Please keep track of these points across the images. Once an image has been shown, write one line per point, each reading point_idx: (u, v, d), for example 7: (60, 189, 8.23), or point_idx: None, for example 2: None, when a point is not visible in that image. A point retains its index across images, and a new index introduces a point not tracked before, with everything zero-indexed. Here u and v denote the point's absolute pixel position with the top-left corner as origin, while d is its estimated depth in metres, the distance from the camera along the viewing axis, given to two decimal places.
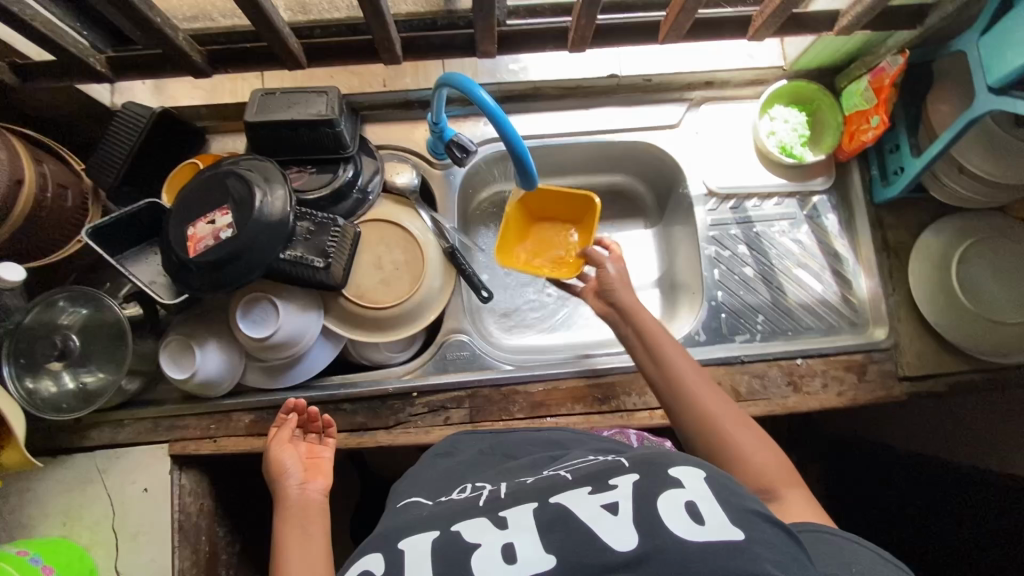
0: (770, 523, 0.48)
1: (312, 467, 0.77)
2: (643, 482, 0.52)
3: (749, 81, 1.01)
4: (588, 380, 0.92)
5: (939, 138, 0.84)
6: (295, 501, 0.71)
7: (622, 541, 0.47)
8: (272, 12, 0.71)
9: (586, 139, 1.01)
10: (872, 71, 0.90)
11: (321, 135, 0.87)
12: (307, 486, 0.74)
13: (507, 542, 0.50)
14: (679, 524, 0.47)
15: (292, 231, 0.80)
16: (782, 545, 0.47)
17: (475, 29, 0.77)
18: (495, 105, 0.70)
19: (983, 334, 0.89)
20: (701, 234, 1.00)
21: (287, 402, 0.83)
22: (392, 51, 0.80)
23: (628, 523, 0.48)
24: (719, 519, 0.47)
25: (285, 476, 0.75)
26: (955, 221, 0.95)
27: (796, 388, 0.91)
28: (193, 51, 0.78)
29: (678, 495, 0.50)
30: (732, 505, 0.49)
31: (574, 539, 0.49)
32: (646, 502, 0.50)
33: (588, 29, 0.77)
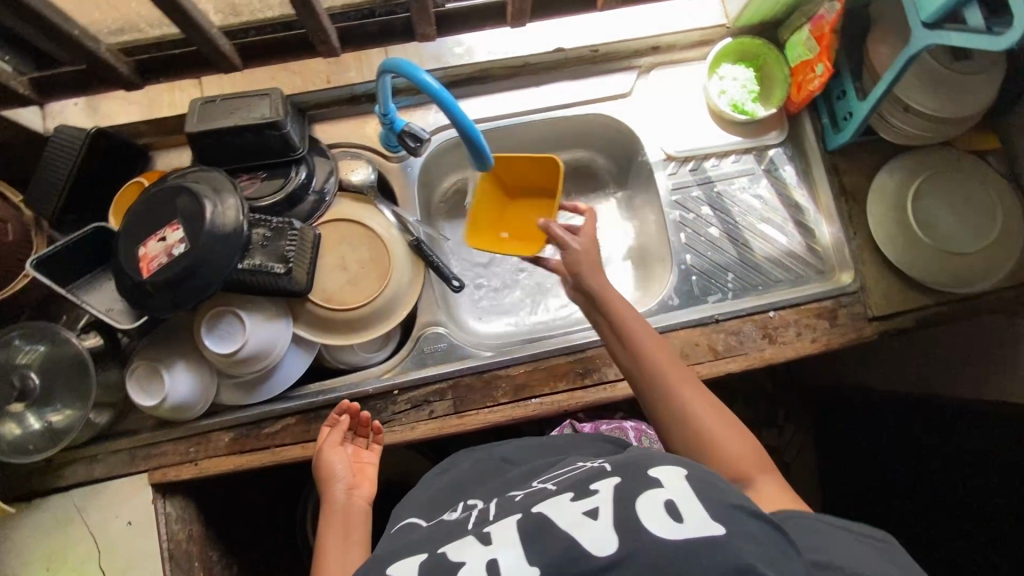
0: (752, 516, 0.49)
1: (358, 472, 0.79)
2: (624, 485, 0.53)
3: (695, 42, 1.01)
4: (569, 357, 0.92)
5: (882, 78, 0.85)
6: (343, 507, 0.74)
7: (600, 547, 0.48)
8: (199, 17, 0.68)
9: (540, 117, 1.01)
10: (812, 20, 0.90)
11: (267, 138, 0.84)
12: (353, 492, 0.77)
13: (491, 559, 0.51)
14: (658, 525, 0.48)
15: (247, 240, 0.78)
16: (765, 537, 0.48)
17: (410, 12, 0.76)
18: (440, 87, 0.67)
19: (943, 266, 0.93)
20: (664, 200, 1.00)
21: (341, 403, 0.84)
22: (329, 43, 0.77)
23: (608, 528, 0.49)
24: (697, 514, 0.48)
25: (333, 482, 0.77)
26: (906, 160, 0.97)
27: (771, 340, 0.93)
28: (118, 62, 0.74)
29: (658, 495, 0.51)
30: (714, 501, 0.50)
31: (556, 548, 0.49)
32: (626, 505, 0.50)
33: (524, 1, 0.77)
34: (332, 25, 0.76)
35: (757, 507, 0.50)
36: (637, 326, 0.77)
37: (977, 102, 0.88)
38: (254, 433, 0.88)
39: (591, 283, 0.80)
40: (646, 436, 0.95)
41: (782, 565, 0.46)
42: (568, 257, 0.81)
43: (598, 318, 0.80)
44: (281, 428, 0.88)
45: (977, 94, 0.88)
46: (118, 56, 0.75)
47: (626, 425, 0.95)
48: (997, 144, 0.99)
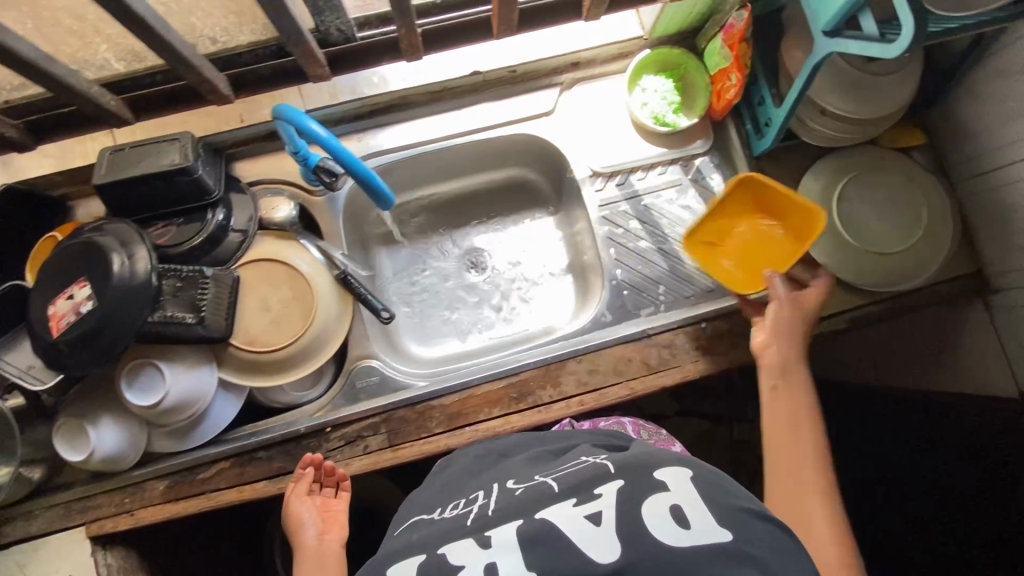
0: (761, 518, 0.51)
1: (328, 518, 0.81)
2: (629, 488, 0.54)
3: (614, 55, 1.00)
4: (503, 383, 0.92)
5: (794, 84, 0.85)
6: (315, 554, 0.77)
7: (604, 555, 0.49)
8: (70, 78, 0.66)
9: (464, 140, 1.00)
10: (723, 29, 0.90)
11: (178, 184, 0.83)
12: (325, 537, 0.79)
13: (490, 563, 0.52)
14: (669, 533, 0.50)
15: (157, 291, 0.77)
16: (773, 540, 0.50)
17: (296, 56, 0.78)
18: (327, 134, 0.68)
19: (873, 267, 0.93)
20: (593, 216, 1.00)
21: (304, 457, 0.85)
22: (218, 91, 0.76)
23: (611, 534, 0.51)
24: (704, 520, 0.50)
25: (301, 530, 0.80)
26: (831, 162, 0.97)
27: (705, 351, 0.92)
28: (4, 127, 0.74)
29: (663, 499, 0.52)
30: (720, 506, 0.52)
31: (559, 553, 0.51)
32: (630, 511, 0.52)
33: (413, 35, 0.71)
34: (221, 73, 0.75)
35: (765, 509, 0.53)
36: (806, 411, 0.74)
37: (894, 102, 0.88)
38: (188, 479, 0.88)
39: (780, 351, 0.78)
40: (645, 430, 0.90)
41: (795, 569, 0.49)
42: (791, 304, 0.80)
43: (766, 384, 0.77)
44: (215, 473, 0.88)
45: (893, 94, 0.87)
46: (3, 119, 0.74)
47: (623, 420, 0.90)
48: (922, 140, 0.99)
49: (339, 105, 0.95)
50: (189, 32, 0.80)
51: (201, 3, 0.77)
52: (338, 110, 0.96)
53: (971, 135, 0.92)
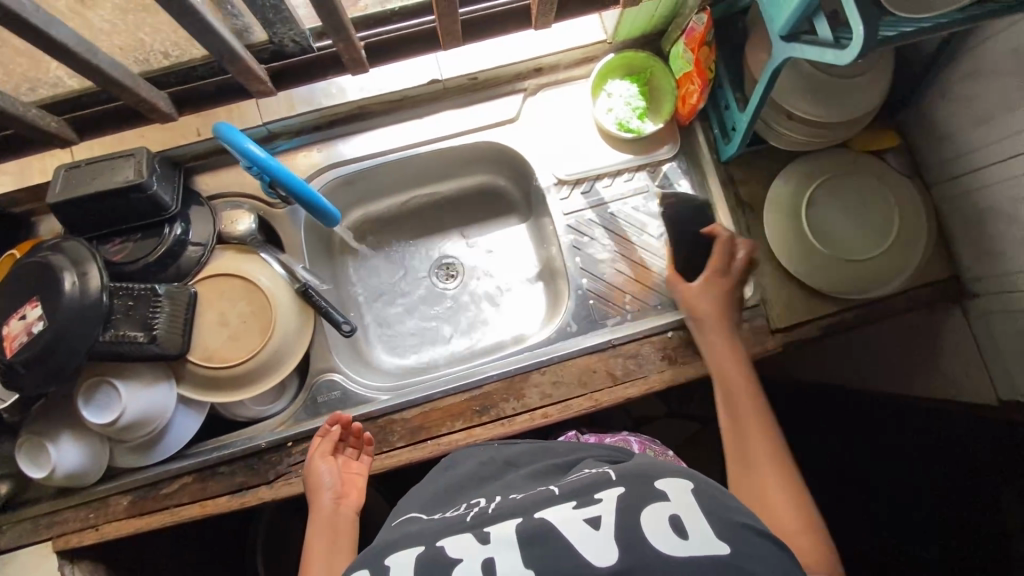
0: (761, 535, 0.50)
1: (346, 483, 0.82)
2: (628, 495, 0.53)
3: (578, 60, 0.99)
4: (465, 395, 0.91)
5: (757, 88, 0.82)
6: (330, 515, 0.78)
7: (600, 558, 0.49)
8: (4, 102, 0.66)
9: (427, 148, 0.99)
10: (684, 33, 0.88)
11: (133, 201, 0.83)
12: (342, 502, 0.80)
13: (486, 559, 0.51)
14: (662, 540, 0.49)
15: (109, 311, 0.77)
16: (771, 558, 0.48)
17: (234, 74, 0.76)
18: (265, 155, 0.69)
19: (845, 274, 0.90)
20: (558, 225, 0.98)
21: (332, 414, 0.86)
22: (158, 109, 0.75)
23: (608, 538, 0.50)
24: (702, 532, 0.49)
25: (321, 490, 0.80)
26: (800, 167, 0.94)
27: (671, 361, 0.90)
28: None
29: (661, 509, 0.51)
30: (718, 517, 0.51)
31: (553, 551, 0.50)
32: (629, 519, 0.51)
33: (353, 50, 0.74)
34: (160, 94, 0.75)
35: (767, 527, 0.51)
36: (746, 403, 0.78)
37: (860, 105, 0.85)
38: (151, 495, 0.88)
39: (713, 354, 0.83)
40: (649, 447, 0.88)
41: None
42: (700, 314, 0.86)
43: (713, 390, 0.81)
44: (178, 488, 0.88)
45: (859, 96, 0.85)
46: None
47: (629, 436, 0.89)
48: (896, 142, 0.96)
49: (298, 117, 0.94)
50: (138, 47, 0.80)
51: (147, 18, 0.76)
52: (297, 121, 0.95)
53: (942, 137, 0.89)
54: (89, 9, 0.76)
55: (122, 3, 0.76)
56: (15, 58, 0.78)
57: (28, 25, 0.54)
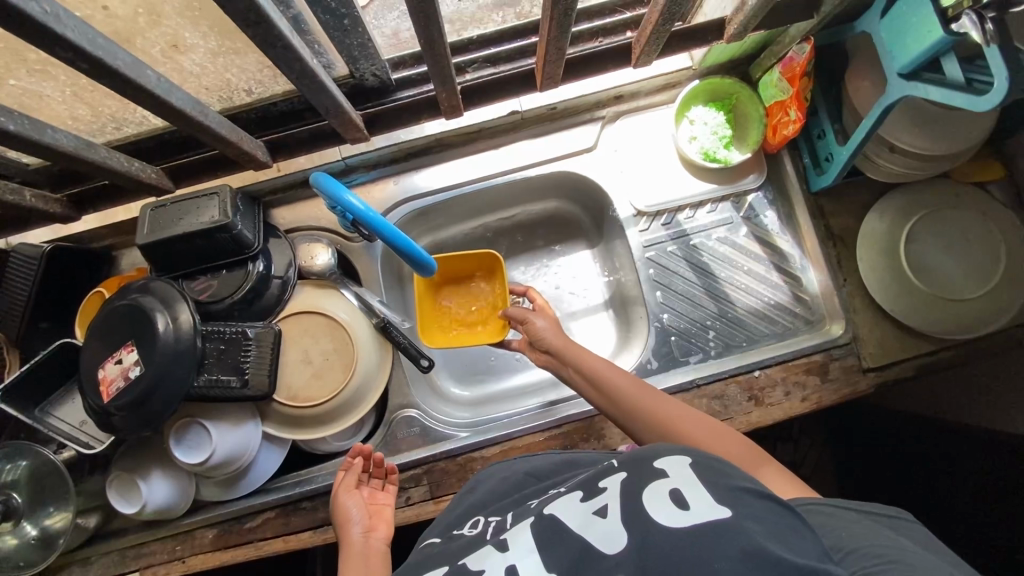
0: (760, 497, 0.49)
1: (374, 514, 0.79)
2: (630, 480, 0.55)
3: (660, 87, 0.95)
4: (546, 434, 0.90)
5: (862, 123, 0.78)
6: (361, 547, 0.75)
7: (610, 545, 0.49)
8: (108, 160, 0.66)
9: (502, 179, 0.97)
10: (781, 62, 0.83)
11: (220, 241, 0.82)
12: (371, 534, 0.77)
13: (510, 565, 0.52)
14: (663, 512, 0.49)
15: (202, 354, 0.77)
16: (771, 516, 0.48)
17: (333, 121, 0.75)
18: (367, 208, 0.67)
19: (944, 313, 0.86)
20: (637, 258, 0.95)
21: (354, 446, 0.85)
22: (254, 157, 0.75)
23: (617, 525, 0.51)
24: (703, 500, 0.49)
25: (349, 525, 0.77)
26: (896, 198, 0.90)
27: (758, 402, 0.87)
28: (49, 204, 0.74)
29: (663, 485, 0.52)
30: (718, 486, 0.50)
31: (568, 547, 0.51)
32: (631, 501, 0.52)
33: (452, 95, 0.75)
34: (255, 139, 0.74)
35: (768, 490, 0.51)
36: (602, 367, 0.78)
37: (972, 137, 0.80)
38: (235, 528, 0.89)
39: (551, 340, 0.84)
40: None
41: (792, 542, 0.46)
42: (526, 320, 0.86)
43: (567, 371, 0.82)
44: (262, 522, 0.89)
45: (971, 129, 0.80)
46: (47, 197, 0.74)
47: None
48: (1001, 173, 0.90)
49: (375, 152, 0.92)
50: (224, 87, 0.78)
51: (236, 60, 0.75)
52: (376, 155, 0.93)
53: None
54: (182, 53, 0.73)
55: (213, 46, 0.74)
56: (103, 100, 0.77)
57: (151, 94, 0.54)
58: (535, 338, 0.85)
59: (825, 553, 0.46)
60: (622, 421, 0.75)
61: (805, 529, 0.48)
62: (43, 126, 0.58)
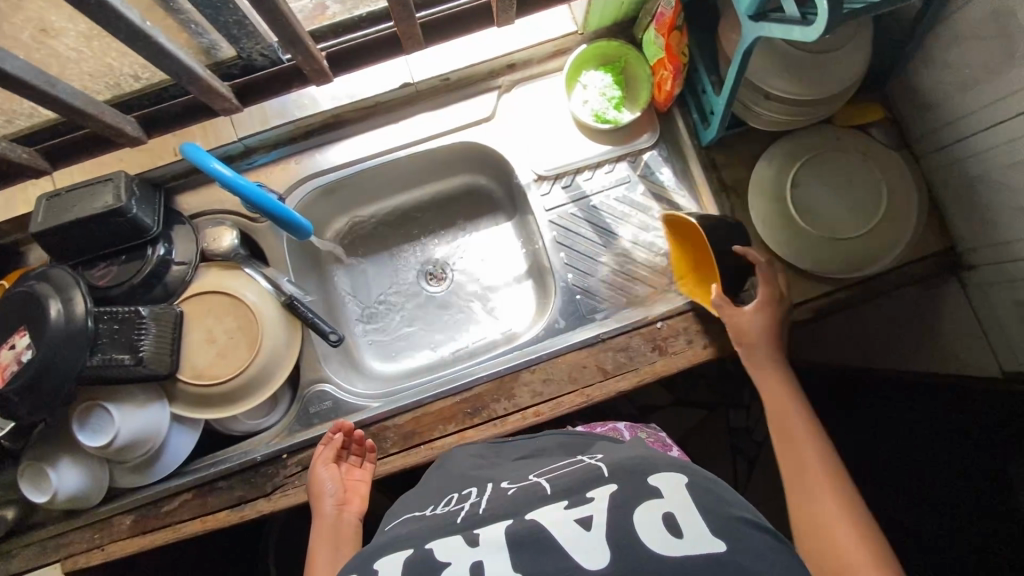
0: (760, 530, 0.50)
1: (348, 490, 0.82)
2: (621, 492, 0.54)
3: (551, 53, 0.98)
4: (457, 398, 0.91)
5: (731, 69, 0.80)
6: (333, 522, 0.79)
7: (593, 560, 0.49)
8: None
9: (405, 153, 0.98)
10: (654, 18, 0.87)
11: (115, 225, 0.83)
12: (344, 509, 0.81)
13: (476, 563, 0.51)
14: (657, 540, 0.49)
15: (95, 336, 0.77)
16: (771, 551, 0.49)
17: (196, 92, 0.76)
18: (235, 176, 0.72)
19: (832, 253, 0.89)
20: (542, 221, 0.98)
21: (337, 422, 0.87)
22: (126, 133, 0.76)
23: (600, 540, 0.50)
24: (697, 530, 0.49)
25: (322, 497, 0.81)
26: (781, 146, 0.93)
27: (662, 351, 0.89)
28: None
29: (658, 506, 0.52)
30: (715, 514, 0.51)
31: (546, 556, 0.50)
32: (621, 516, 0.51)
33: (314, 60, 0.78)
34: (126, 116, 0.76)
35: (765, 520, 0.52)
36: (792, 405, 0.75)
37: (839, 79, 0.83)
38: (152, 513, 0.89)
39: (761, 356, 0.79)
40: (641, 432, 0.87)
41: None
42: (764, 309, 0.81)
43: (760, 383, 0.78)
44: (178, 504, 0.88)
45: (838, 71, 0.83)
46: None
47: (619, 425, 0.87)
48: (882, 114, 0.94)
49: (272, 130, 0.94)
50: (108, 72, 0.80)
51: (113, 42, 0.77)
52: (272, 134, 0.95)
53: (927, 107, 0.87)
54: (53, 37, 0.75)
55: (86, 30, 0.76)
56: None
57: None
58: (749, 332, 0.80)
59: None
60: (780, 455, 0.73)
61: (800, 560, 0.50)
62: None
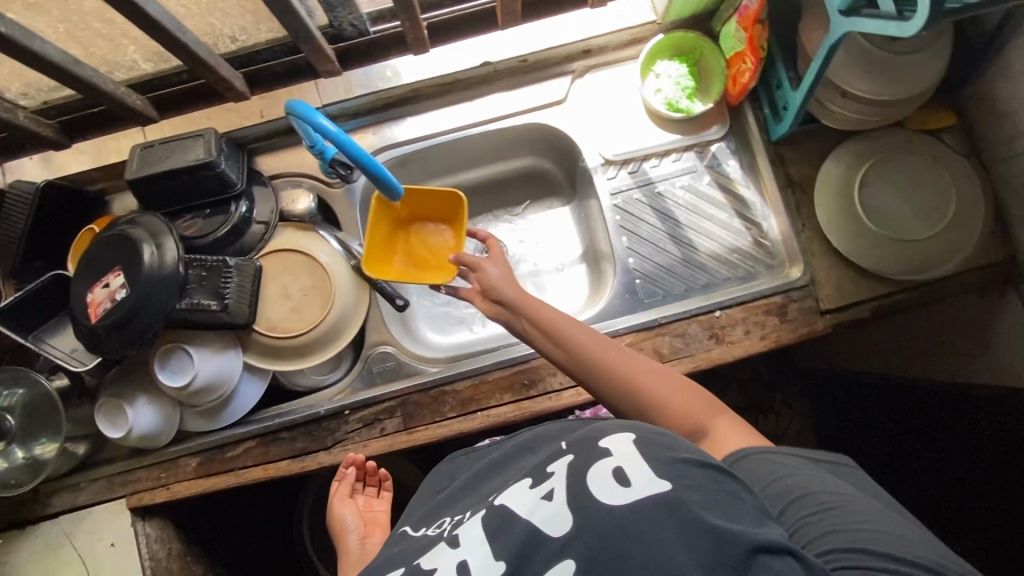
0: (700, 467, 0.47)
1: (369, 521, 0.84)
2: (578, 462, 0.51)
3: (628, 41, 1.00)
4: (515, 369, 0.93)
5: (812, 64, 0.81)
6: (359, 555, 0.79)
7: (556, 527, 0.46)
8: (96, 79, 0.74)
9: (477, 131, 1.01)
10: (737, 12, 0.89)
11: (204, 178, 0.87)
12: (367, 540, 0.81)
13: (461, 561, 0.49)
14: (607, 493, 0.46)
15: (185, 280, 0.82)
16: (713, 487, 0.46)
17: (306, 52, 0.81)
18: (337, 130, 0.76)
19: (896, 254, 0.89)
20: (605, 205, 1.00)
21: (346, 457, 0.88)
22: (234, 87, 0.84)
23: (562, 505, 0.47)
24: (643, 475, 0.46)
25: (344, 534, 0.81)
26: (851, 146, 0.94)
27: (718, 340, 0.90)
28: (44, 129, 0.83)
29: (605, 465, 0.49)
30: (659, 459, 0.48)
31: (518, 535, 0.47)
32: (577, 482, 0.48)
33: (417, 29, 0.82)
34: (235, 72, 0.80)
35: (706, 458, 0.48)
36: (555, 316, 0.74)
37: (920, 80, 0.84)
38: (217, 457, 0.92)
39: (507, 293, 0.77)
40: None
41: (731, 510, 0.44)
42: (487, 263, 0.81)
43: (521, 323, 0.76)
44: (243, 451, 0.92)
45: (920, 72, 0.84)
46: (41, 122, 0.83)
47: None
48: (954, 121, 0.94)
49: (354, 99, 0.98)
50: (210, 32, 0.83)
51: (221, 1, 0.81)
52: (354, 103, 0.98)
53: (1002, 117, 0.87)
54: None
55: None
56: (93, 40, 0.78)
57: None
58: (489, 285, 0.79)
59: (765, 513, 0.45)
60: (570, 369, 0.71)
61: (748, 496, 0.46)
62: (32, 35, 0.65)
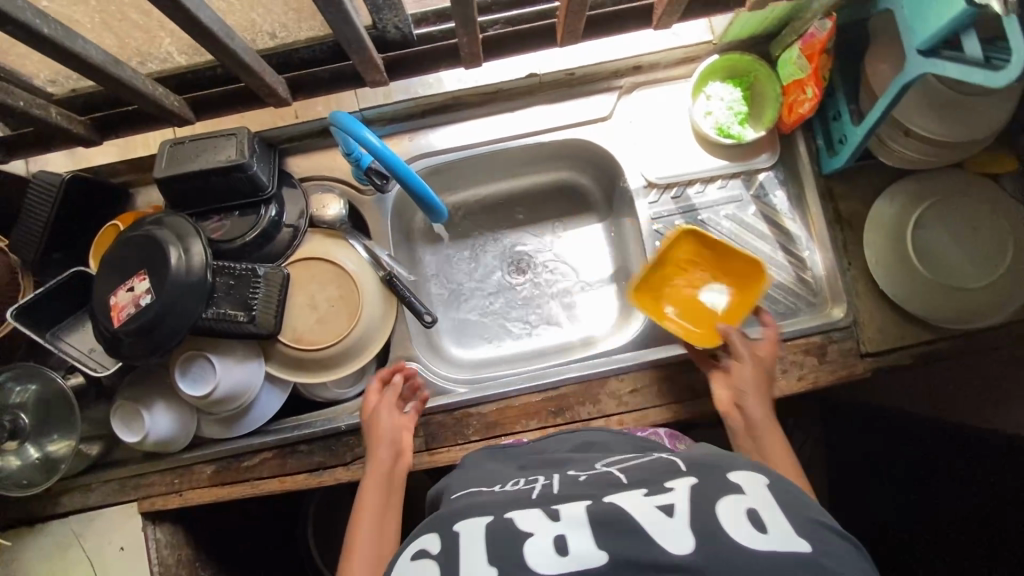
0: (838, 536, 0.47)
1: (403, 441, 0.83)
2: (702, 487, 0.50)
3: (679, 60, 0.96)
4: (543, 395, 0.90)
5: (877, 103, 0.77)
6: (386, 476, 0.79)
7: (679, 545, 0.46)
8: (134, 79, 0.71)
9: (516, 143, 0.98)
10: (802, 38, 0.84)
11: (235, 180, 0.84)
12: (396, 462, 0.81)
13: (559, 535, 0.49)
14: (740, 531, 0.46)
15: (212, 288, 0.79)
16: (851, 559, 0.45)
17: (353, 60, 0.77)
18: (382, 145, 0.74)
19: (947, 301, 0.86)
20: (645, 229, 0.97)
21: (398, 368, 0.89)
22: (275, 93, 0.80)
23: (685, 526, 0.47)
24: (782, 528, 0.46)
25: (378, 443, 0.82)
26: (907, 185, 0.90)
27: None
28: (75, 126, 0.80)
29: (739, 501, 0.49)
30: (798, 515, 0.48)
31: (628, 536, 0.47)
32: (704, 504, 0.48)
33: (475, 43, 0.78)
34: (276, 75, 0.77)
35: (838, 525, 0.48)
36: (781, 447, 0.74)
37: (991, 123, 0.80)
38: (232, 466, 0.90)
39: (753, 408, 0.77)
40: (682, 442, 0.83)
41: None
42: (749, 360, 0.80)
43: (744, 437, 0.76)
44: (259, 461, 0.90)
45: (992, 115, 0.80)
46: (71, 118, 0.79)
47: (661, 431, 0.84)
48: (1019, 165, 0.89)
49: (393, 104, 0.94)
50: (250, 27, 0.79)
51: None
52: (393, 108, 0.95)
53: None
54: None
55: None
56: (131, 33, 0.74)
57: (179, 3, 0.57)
58: (740, 383, 0.79)
59: None
60: None
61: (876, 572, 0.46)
62: (75, 35, 0.62)
